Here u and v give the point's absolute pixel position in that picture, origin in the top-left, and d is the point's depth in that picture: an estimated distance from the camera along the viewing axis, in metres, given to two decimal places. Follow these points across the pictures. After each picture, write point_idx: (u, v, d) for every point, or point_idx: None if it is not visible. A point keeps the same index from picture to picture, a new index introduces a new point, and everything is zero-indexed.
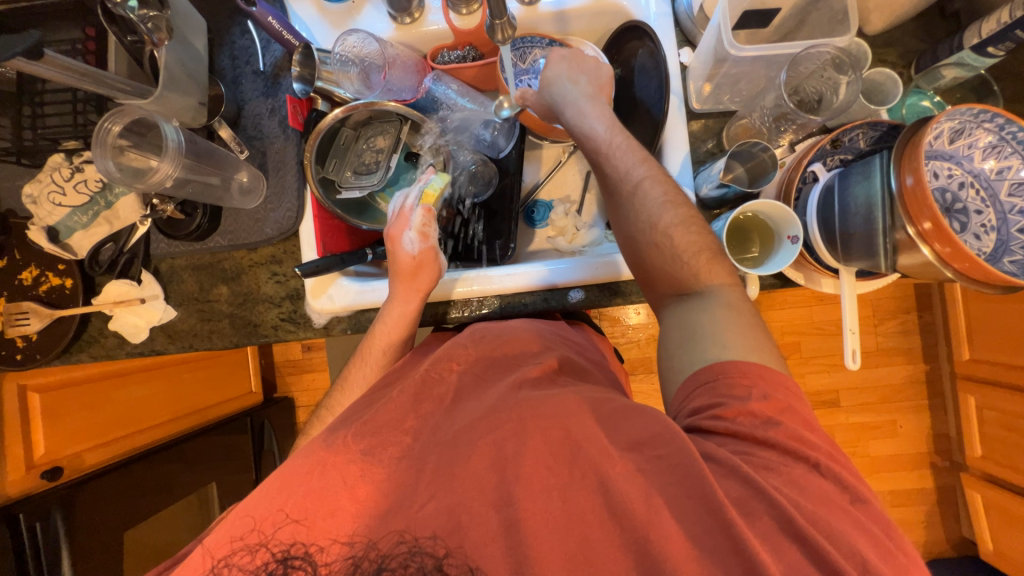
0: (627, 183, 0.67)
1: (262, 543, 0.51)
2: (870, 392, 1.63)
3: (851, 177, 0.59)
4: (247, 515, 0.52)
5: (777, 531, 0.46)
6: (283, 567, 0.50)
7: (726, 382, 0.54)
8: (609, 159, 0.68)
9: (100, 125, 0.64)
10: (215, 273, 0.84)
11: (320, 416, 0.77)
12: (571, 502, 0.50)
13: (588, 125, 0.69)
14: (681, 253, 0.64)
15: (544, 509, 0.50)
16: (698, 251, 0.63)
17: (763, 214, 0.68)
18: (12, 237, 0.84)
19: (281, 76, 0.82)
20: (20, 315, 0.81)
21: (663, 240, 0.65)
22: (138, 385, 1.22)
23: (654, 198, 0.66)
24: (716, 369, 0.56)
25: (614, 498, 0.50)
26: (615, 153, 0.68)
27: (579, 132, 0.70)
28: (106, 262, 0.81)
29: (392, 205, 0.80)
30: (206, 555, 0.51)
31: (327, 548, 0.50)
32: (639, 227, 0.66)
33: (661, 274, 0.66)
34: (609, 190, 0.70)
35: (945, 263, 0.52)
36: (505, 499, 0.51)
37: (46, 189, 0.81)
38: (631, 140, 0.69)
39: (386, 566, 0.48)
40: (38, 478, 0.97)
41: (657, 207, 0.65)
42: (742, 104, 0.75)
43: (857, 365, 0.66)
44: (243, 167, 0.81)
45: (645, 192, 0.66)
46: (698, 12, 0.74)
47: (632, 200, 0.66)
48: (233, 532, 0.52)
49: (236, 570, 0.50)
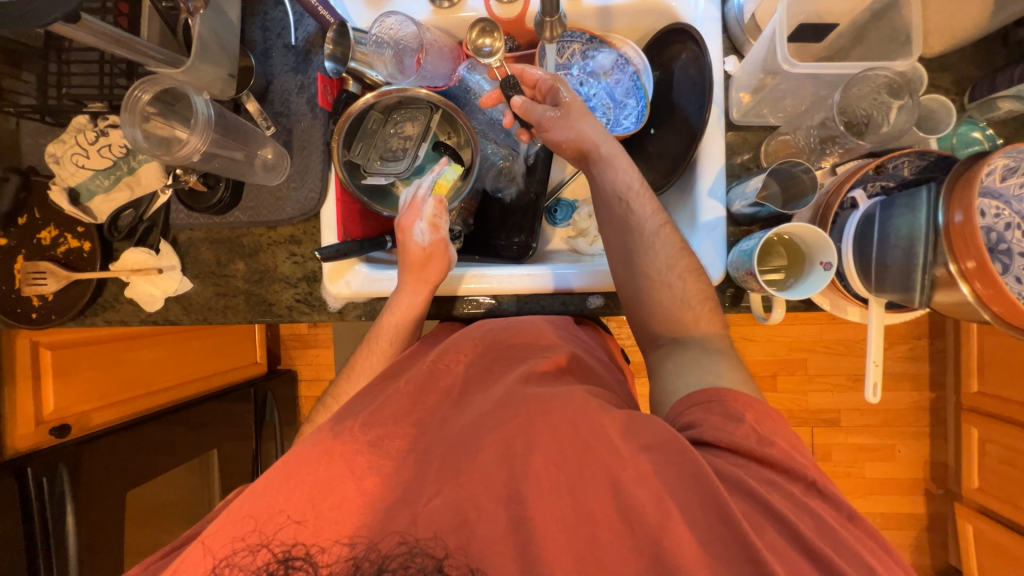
0: (645, 228, 0.70)
1: (263, 543, 0.50)
2: (871, 414, 1.62)
3: (894, 209, 0.57)
4: (248, 513, 0.51)
5: (796, 559, 0.45)
6: (284, 568, 0.48)
7: (719, 403, 0.56)
8: (628, 204, 0.71)
9: (129, 93, 0.64)
10: (233, 248, 0.83)
11: (326, 405, 0.76)
12: (581, 500, 0.50)
13: (612, 172, 0.71)
14: (687, 299, 0.68)
15: (556, 515, 0.49)
16: (703, 299, 0.68)
17: (797, 236, 0.65)
18: (32, 195, 0.84)
19: (313, 52, 0.80)
20: (37, 274, 0.81)
21: (676, 283, 0.68)
22: (147, 348, 1.22)
23: (668, 246, 0.69)
24: (710, 393, 0.57)
25: (624, 499, 0.49)
26: (634, 200, 0.71)
27: (603, 172, 0.72)
28: (126, 228, 0.82)
29: (404, 196, 0.80)
30: (206, 552, 0.50)
31: (329, 547, 0.49)
32: (652, 267, 0.68)
33: (665, 315, 0.68)
34: (620, 230, 0.71)
35: (984, 305, 0.51)
36: (513, 496, 0.50)
37: (69, 150, 0.81)
38: (649, 192, 0.72)
39: (386, 567, 0.48)
40: (46, 434, 0.99)
41: (670, 255, 0.68)
42: (785, 120, 0.72)
43: (877, 400, 0.64)
44: (268, 145, 0.79)
45: (659, 241, 0.69)
46: (749, 20, 0.71)
47: (648, 245, 0.69)
48: (233, 530, 0.51)
49: (237, 569, 0.48)
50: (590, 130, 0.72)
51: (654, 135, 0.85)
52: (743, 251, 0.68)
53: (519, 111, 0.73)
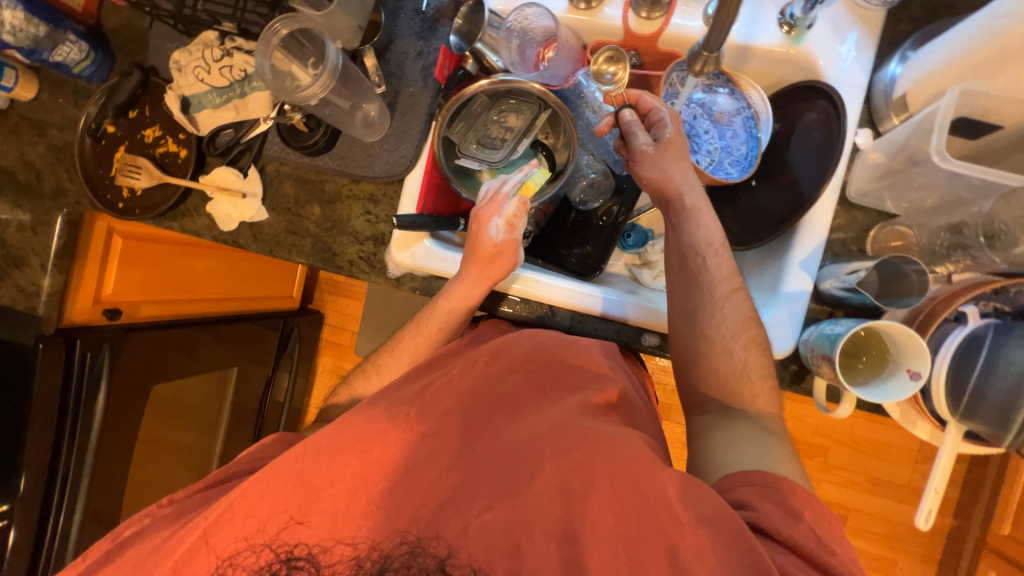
0: (716, 288, 0.67)
1: (266, 543, 0.51)
2: (883, 523, 1.53)
3: (1012, 337, 0.54)
4: (250, 515, 0.52)
5: None
6: (285, 567, 0.50)
7: (778, 492, 0.53)
8: (704, 261, 0.68)
9: (271, 24, 0.67)
10: (314, 191, 0.85)
11: (366, 371, 0.78)
12: (637, 559, 0.48)
13: (694, 224, 0.69)
14: (748, 370, 0.66)
15: (608, 561, 0.48)
16: (765, 375, 0.65)
17: (887, 335, 0.61)
18: (147, 94, 0.88)
19: (440, 22, 0.80)
20: (132, 168, 0.86)
21: (739, 352, 0.66)
22: (201, 258, 1.28)
23: (737, 313, 0.67)
24: (770, 478, 0.55)
25: (683, 574, 0.46)
26: (711, 258, 0.68)
27: (684, 221, 0.69)
28: (222, 146, 0.85)
29: (485, 189, 0.78)
30: (211, 553, 0.52)
31: (331, 548, 0.51)
32: (715, 331, 0.66)
33: (719, 382, 0.66)
34: (689, 284, 0.69)
35: None
36: (570, 539, 0.49)
37: (193, 62, 0.84)
38: (728, 251, 0.70)
39: (387, 567, 0.49)
40: (99, 313, 1.05)
41: (736, 322, 0.66)
42: (908, 212, 0.68)
43: (928, 527, 0.60)
44: (374, 101, 0.80)
45: (728, 305, 0.67)
46: (898, 97, 0.66)
47: (716, 306, 0.67)
48: (238, 530, 0.52)
49: (241, 569, 0.51)
50: (680, 178, 0.70)
51: (753, 187, 0.81)
52: (825, 333, 0.64)
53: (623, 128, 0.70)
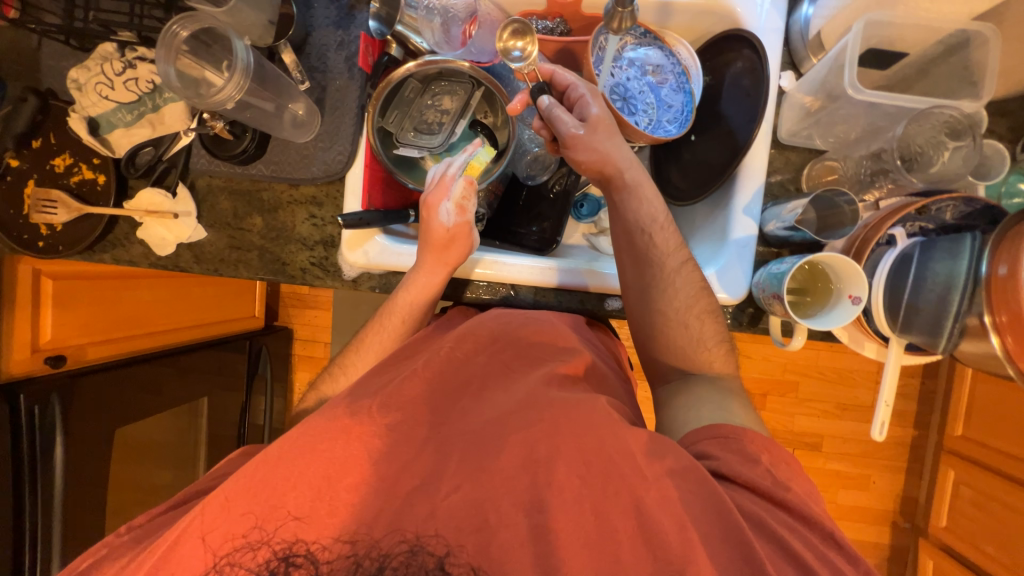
0: (666, 262, 0.70)
1: (263, 541, 0.49)
2: (853, 444, 1.64)
3: (935, 251, 0.57)
4: (225, 528, 0.49)
5: None
6: (284, 565, 0.48)
7: (736, 439, 0.58)
8: (651, 236, 0.70)
9: (168, 27, 0.62)
10: (252, 202, 0.81)
11: (333, 374, 0.76)
12: (604, 515, 0.50)
13: (636, 200, 0.71)
14: (703, 339, 0.69)
15: (578, 524, 0.50)
16: (719, 341, 0.69)
17: (827, 265, 0.65)
18: (49, 120, 0.81)
19: (357, 8, 0.77)
20: (47, 202, 0.79)
21: (693, 323, 0.69)
22: (145, 289, 1.20)
23: (688, 283, 0.69)
24: (729, 429, 0.59)
25: (649, 522, 0.49)
26: (657, 232, 0.70)
27: (626, 200, 0.71)
28: (143, 166, 0.79)
29: (432, 173, 0.77)
30: (206, 550, 0.49)
31: (329, 545, 0.49)
32: (669, 304, 0.69)
33: (678, 352, 0.70)
34: (640, 261, 0.71)
35: (1010, 361, 0.51)
36: (537, 505, 0.51)
37: (93, 79, 0.78)
38: (674, 226, 0.72)
39: (386, 565, 0.48)
40: (41, 362, 0.98)
41: (689, 292, 0.69)
42: (835, 146, 0.71)
43: (883, 437, 0.65)
44: (300, 99, 0.76)
45: (680, 277, 0.69)
46: (814, 36, 0.69)
47: (668, 279, 0.69)
48: (233, 529, 0.49)
49: (240, 568, 0.48)
50: (618, 151, 0.70)
51: (694, 141, 0.82)
52: (772, 273, 0.67)
53: (543, 114, 0.69)
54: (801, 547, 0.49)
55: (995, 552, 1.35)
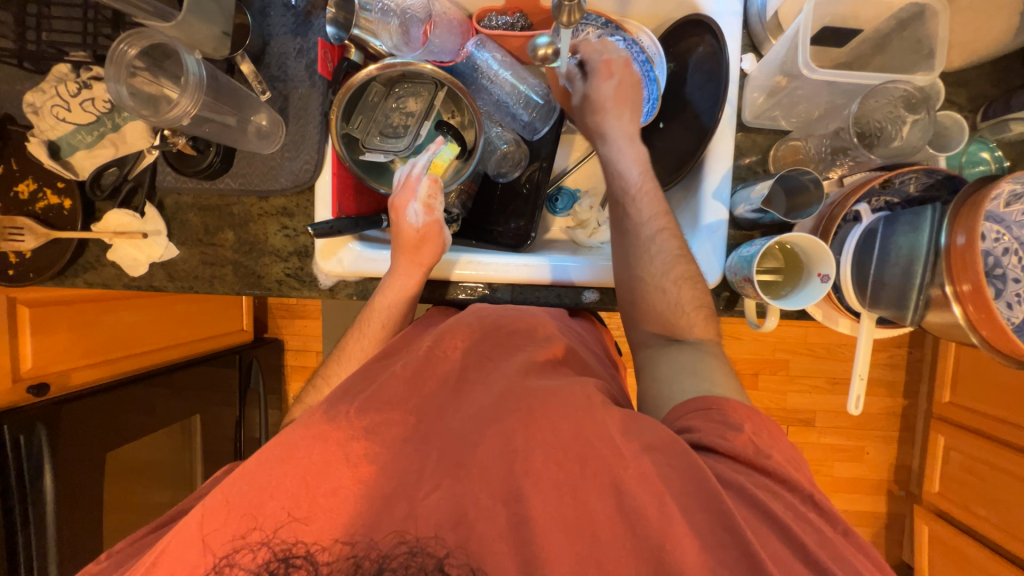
0: (644, 229, 0.69)
1: (262, 541, 0.49)
2: (845, 417, 1.66)
3: (897, 225, 0.57)
4: (203, 546, 0.49)
5: (783, 561, 0.47)
6: (284, 566, 0.48)
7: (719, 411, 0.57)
8: (634, 202, 0.71)
9: (116, 47, 0.61)
10: (222, 216, 0.81)
11: (317, 385, 0.75)
12: (582, 500, 0.50)
13: (620, 167, 0.72)
14: (682, 304, 0.68)
15: (556, 508, 0.50)
16: (698, 306, 0.67)
17: (797, 246, 0.65)
18: (9, 145, 0.80)
19: (313, 14, 0.76)
20: (14, 230, 0.78)
21: (670, 288, 0.67)
22: (129, 310, 1.19)
23: (667, 250, 0.69)
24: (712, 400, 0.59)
25: (628, 501, 0.50)
26: (640, 199, 0.71)
27: (610, 170, 0.73)
28: (109, 188, 0.79)
29: (398, 174, 0.77)
30: (206, 552, 0.49)
31: (328, 547, 0.49)
32: (647, 270, 0.68)
33: (654, 319, 0.69)
34: (623, 229, 0.72)
35: (973, 327, 0.52)
36: (515, 495, 0.51)
37: (48, 101, 0.76)
38: (655, 191, 0.72)
39: (386, 566, 0.48)
40: (24, 391, 0.96)
41: (669, 257, 0.68)
42: (798, 126, 0.72)
43: (858, 411, 0.66)
44: (263, 110, 0.76)
45: (660, 242, 0.69)
46: (772, 18, 0.69)
47: (649, 243, 0.69)
48: (231, 532, 0.49)
49: (238, 569, 0.48)
50: (602, 119, 0.74)
51: (662, 129, 0.83)
52: (742, 256, 0.67)
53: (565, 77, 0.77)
54: (783, 516, 0.49)
55: (985, 513, 1.38)
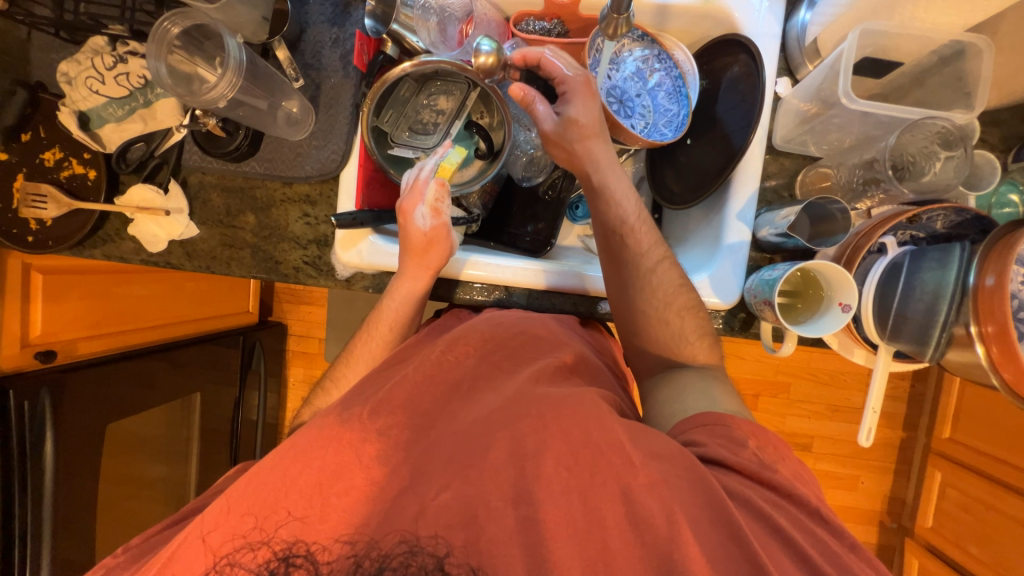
0: (643, 263, 0.70)
1: (263, 541, 0.49)
2: (843, 445, 1.66)
3: (924, 261, 0.57)
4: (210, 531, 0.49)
5: None
6: (284, 566, 0.47)
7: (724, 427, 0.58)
8: (631, 235, 0.71)
9: (159, 25, 0.62)
10: (245, 199, 0.81)
11: (326, 389, 0.75)
12: (593, 506, 0.50)
13: (614, 200, 0.71)
14: (685, 334, 0.69)
15: (565, 512, 0.50)
16: (700, 335, 0.69)
17: (819, 274, 0.65)
18: (39, 112, 0.80)
19: (353, 6, 0.76)
20: (37, 197, 0.78)
21: (673, 320, 0.69)
22: (139, 284, 1.20)
23: (667, 281, 0.70)
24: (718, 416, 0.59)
25: (637, 510, 0.50)
26: (637, 231, 0.71)
27: (602, 203, 0.71)
28: (135, 162, 0.78)
29: (405, 179, 0.76)
30: (207, 552, 0.48)
31: (329, 546, 0.49)
32: (648, 302, 0.70)
33: (658, 348, 0.71)
34: (619, 263, 0.71)
35: (995, 369, 0.51)
36: (524, 498, 0.51)
37: (83, 72, 0.76)
38: (649, 222, 0.72)
39: (386, 566, 0.47)
40: (32, 357, 0.96)
41: (671, 288, 0.69)
42: (829, 154, 0.72)
43: (868, 443, 0.66)
44: (295, 97, 0.76)
45: (660, 274, 0.69)
46: (810, 43, 0.69)
47: (650, 276, 0.69)
48: (235, 528, 0.49)
49: (238, 569, 0.47)
50: (590, 146, 0.70)
51: (688, 145, 0.82)
52: (764, 279, 0.67)
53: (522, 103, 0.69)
54: (796, 539, 0.49)
55: (979, 553, 1.37)
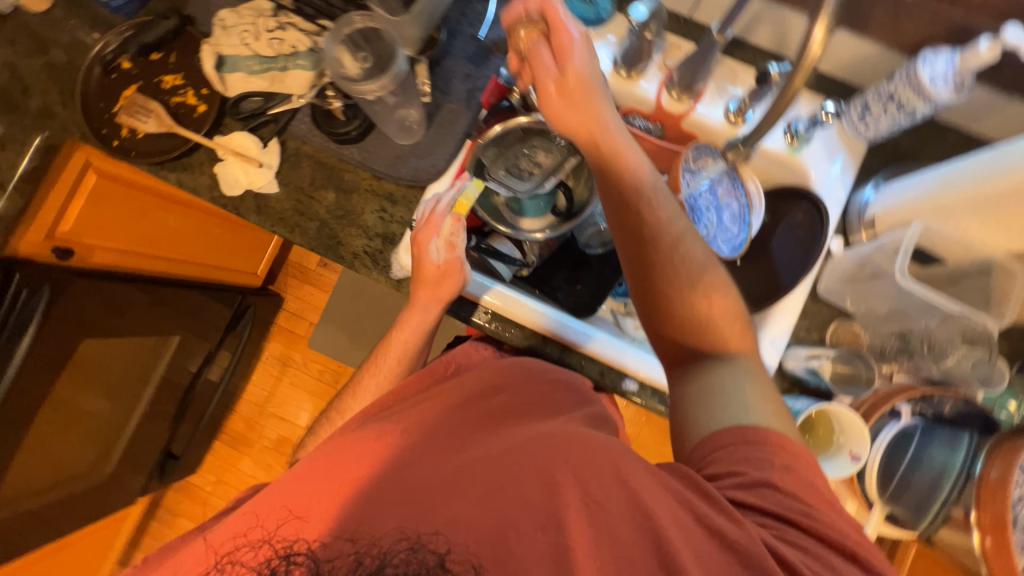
0: (684, 286, 0.63)
1: (264, 540, 0.52)
2: None
3: (935, 439, 0.70)
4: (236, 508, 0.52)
5: None
6: (284, 564, 0.50)
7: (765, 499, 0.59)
8: (672, 257, 0.63)
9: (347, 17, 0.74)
10: (331, 177, 0.85)
11: (332, 418, 0.81)
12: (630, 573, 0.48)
13: (652, 211, 0.64)
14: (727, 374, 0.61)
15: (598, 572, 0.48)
16: (756, 381, 0.59)
17: (830, 415, 0.71)
18: (178, 41, 0.87)
19: (493, 54, 0.86)
20: (143, 110, 0.82)
21: (710, 355, 0.62)
22: (174, 217, 1.18)
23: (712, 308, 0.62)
24: None
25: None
26: (677, 249, 0.63)
27: (636, 214, 0.64)
28: (247, 112, 0.83)
29: (421, 209, 0.79)
30: (209, 551, 0.53)
31: (327, 543, 0.51)
32: (678, 334, 0.64)
33: (697, 413, 0.61)
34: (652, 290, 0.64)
35: (984, 558, 0.57)
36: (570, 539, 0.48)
37: (241, 26, 0.84)
38: (697, 240, 0.64)
39: (386, 563, 0.49)
40: (49, 250, 0.95)
41: (712, 319, 0.62)
42: (862, 313, 0.78)
43: None
44: (415, 107, 0.83)
45: (704, 301, 0.62)
46: (868, 217, 0.80)
47: (691, 304, 0.62)
48: (236, 527, 0.53)
49: (239, 566, 0.51)
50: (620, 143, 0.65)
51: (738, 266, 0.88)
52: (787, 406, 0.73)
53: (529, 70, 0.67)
54: None
55: None
